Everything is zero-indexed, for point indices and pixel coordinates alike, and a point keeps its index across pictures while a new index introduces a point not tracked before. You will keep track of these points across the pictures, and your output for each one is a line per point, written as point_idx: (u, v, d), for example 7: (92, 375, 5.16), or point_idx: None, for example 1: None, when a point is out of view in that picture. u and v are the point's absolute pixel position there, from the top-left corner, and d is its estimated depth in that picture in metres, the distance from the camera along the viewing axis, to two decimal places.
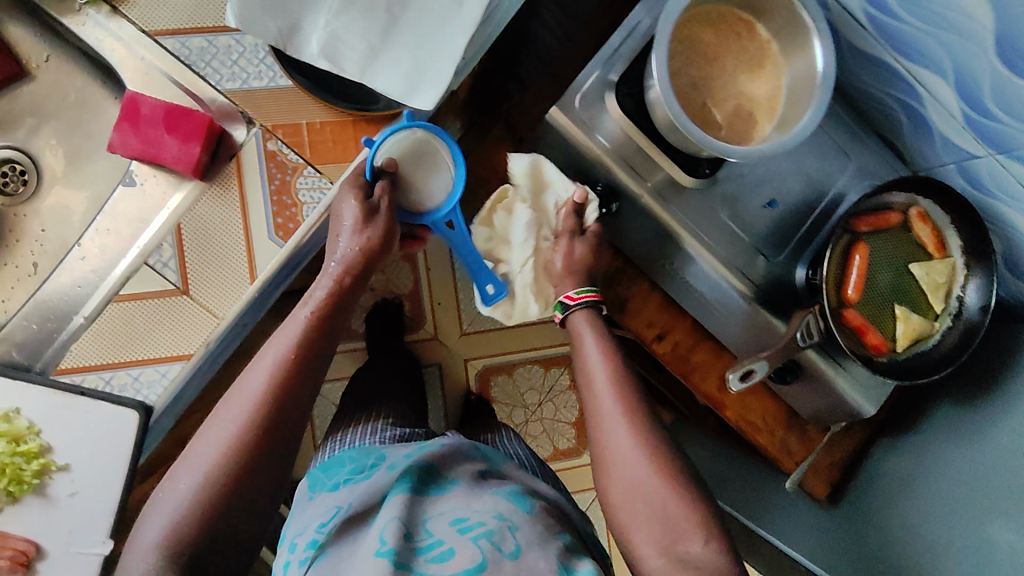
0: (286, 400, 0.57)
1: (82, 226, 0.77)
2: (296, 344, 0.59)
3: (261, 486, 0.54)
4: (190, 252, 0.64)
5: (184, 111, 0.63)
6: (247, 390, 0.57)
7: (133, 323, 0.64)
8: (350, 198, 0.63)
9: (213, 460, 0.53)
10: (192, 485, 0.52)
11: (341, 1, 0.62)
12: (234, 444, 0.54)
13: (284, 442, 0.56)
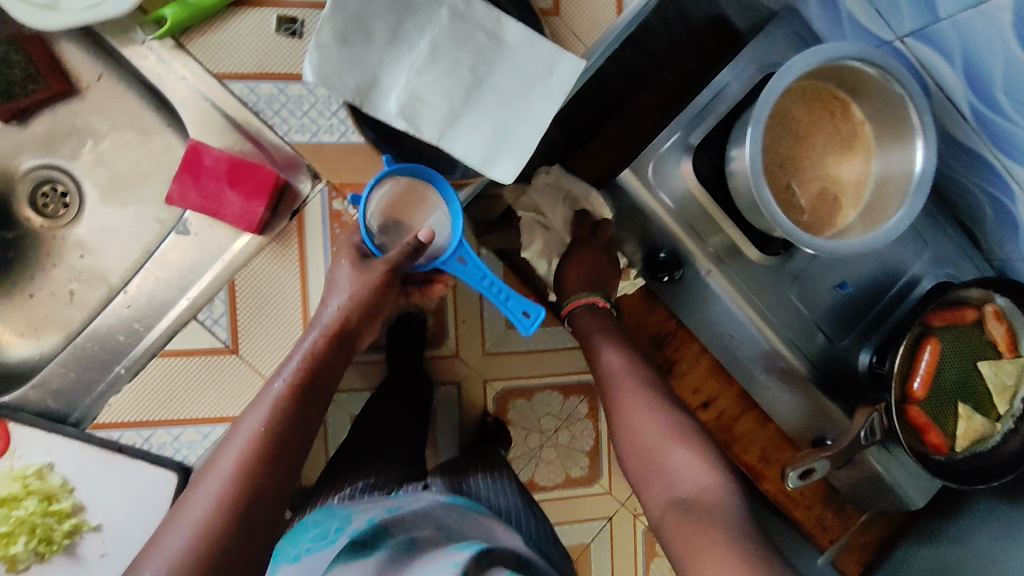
0: (253, 483, 0.51)
1: (122, 255, 0.74)
2: (289, 394, 0.55)
3: (252, 551, 0.49)
4: (243, 309, 0.61)
5: (250, 165, 0.61)
6: (237, 445, 0.53)
7: (177, 381, 0.61)
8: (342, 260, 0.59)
9: (169, 556, 0.48)
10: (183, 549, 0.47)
11: (425, 59, 0.59)
12: (193, 540, 0.48)
13: (249, 530, 0.50)
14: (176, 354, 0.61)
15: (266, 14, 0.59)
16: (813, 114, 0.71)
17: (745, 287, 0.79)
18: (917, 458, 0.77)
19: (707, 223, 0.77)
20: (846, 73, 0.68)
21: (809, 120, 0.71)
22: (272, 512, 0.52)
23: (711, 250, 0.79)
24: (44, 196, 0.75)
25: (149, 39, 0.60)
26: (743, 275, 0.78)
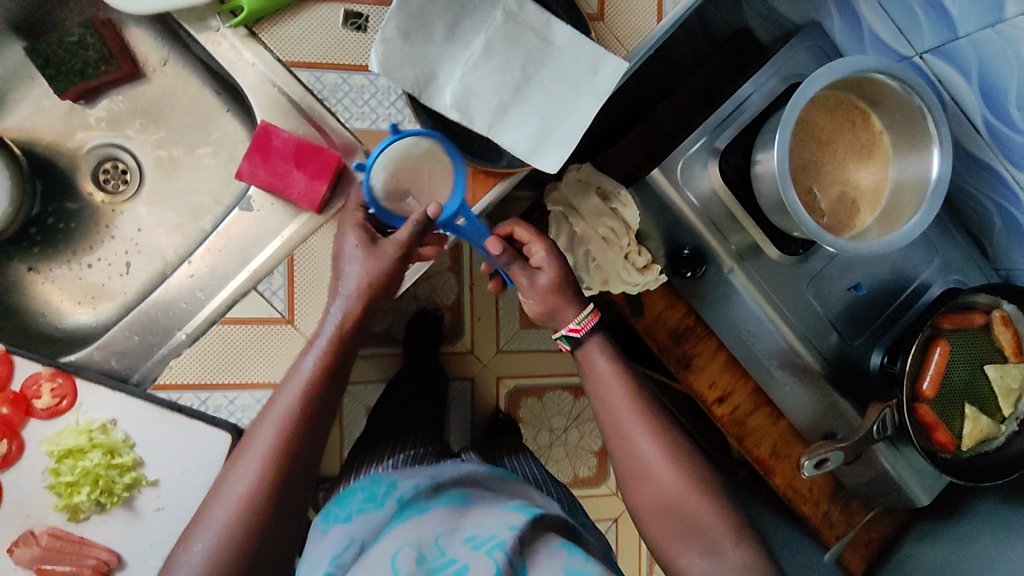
0: (294, 450, 0.56)
1: (175, 230, 0.79)
2: (315, 372, 0.59)
3: (289, 518, 0.55)
4: (300, 282, 0.65)
5: (316, 148, 0.65)
6: (268, 426, 0.56)
7: (234, 347, 0.65)
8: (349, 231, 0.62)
9: (226, 520, 0.53)
10: (226, 527, 0.53)
11: (479, 56, 0.64)
12: (246, 506, 0.54)
13: (294, 494, 0.56)
14: (233, 322, 0.64)
15: (335, 9, 0.64)
16: (835, 122, 0.76)
17: (765, 285, 0.83)
18: (926, 454, 0.80)
19: (729, 222, 0.82)
20: (867, 84, 0.73)
21: (832, 128, 0.76)
22: (302, 486, 0.56)
23: (733, 247, 0.83)
24: (105, 172, 0.80)
25: (224, 27, 0.65)
26: (763, 274, 0.83)
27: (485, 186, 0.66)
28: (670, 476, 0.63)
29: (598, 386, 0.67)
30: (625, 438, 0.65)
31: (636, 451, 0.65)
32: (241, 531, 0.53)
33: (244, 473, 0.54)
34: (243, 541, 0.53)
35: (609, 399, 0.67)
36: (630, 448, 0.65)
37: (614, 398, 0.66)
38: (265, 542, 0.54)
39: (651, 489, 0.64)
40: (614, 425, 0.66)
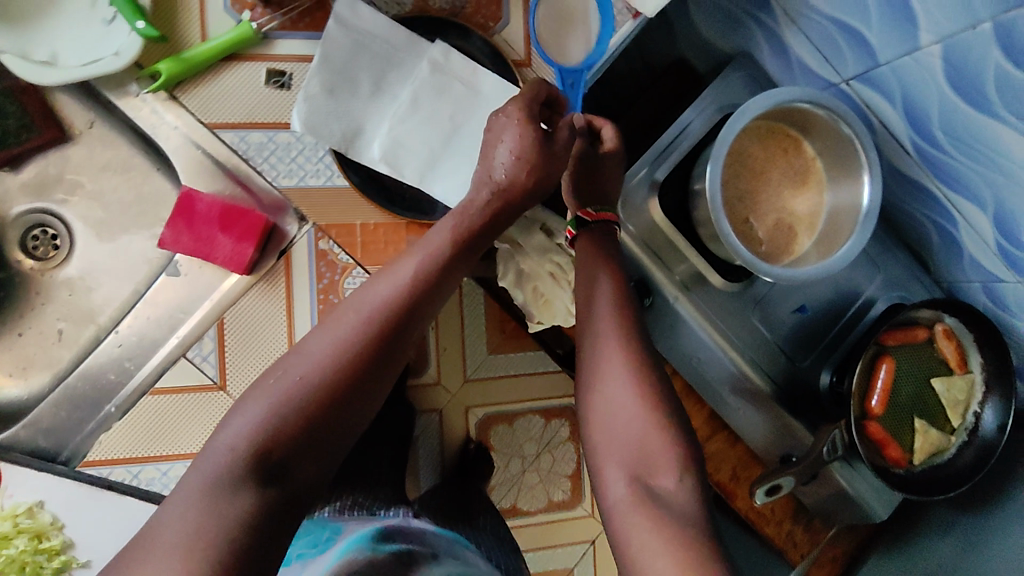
0: (376, 354, 0.53)
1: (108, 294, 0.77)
2: (402, 293, 0.55)
3: (336, 433, 0.52)
4: (229, 346, 0.66)
5: (241, 210, 0.66)
6: (345, 321, 0.53)
7: (167, 417, 0.66)
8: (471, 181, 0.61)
9: (286, 395, 0.50)
10: (276, 400, 0.50)
11: (405, 108, 0.63)
12: (316, 387, 0.50)
13: (360, 393, 0.52)
14: (163, 391, 0.65)
15: (256, 68, 0.63)
16: (767, 151, 0.77)
17: (710, 313, 0.83)
18: (876, 471, 0.80)
19: (673, 252, 0.82)
20: (796, 113, 0.74)
21: (765, 157, 0.77)
22: (363, 404, 0.53)
23: (677, 276, 0.83)
24: (34, 239, 0.78)
25: (144, 92, 0.65)
26: (708, 302, 0.83)
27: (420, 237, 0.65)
28: (636, 428, 0.62)
29: (592, 317, 0.67)
30: (603, 353, 0.65)
31: (612, 392, 0.63)
32: (294, 418, 0.50)
33: (310, 356, 0.51)
34: (286, 431, 0.49)
35: (601, 332, 0.66)
36: (602, 377, 0.64)
37: (604, 331, 0.66)
38: (313, 439, 0.50)
39: (613, 416, 0.63)
40: (599, 357, 0.65)
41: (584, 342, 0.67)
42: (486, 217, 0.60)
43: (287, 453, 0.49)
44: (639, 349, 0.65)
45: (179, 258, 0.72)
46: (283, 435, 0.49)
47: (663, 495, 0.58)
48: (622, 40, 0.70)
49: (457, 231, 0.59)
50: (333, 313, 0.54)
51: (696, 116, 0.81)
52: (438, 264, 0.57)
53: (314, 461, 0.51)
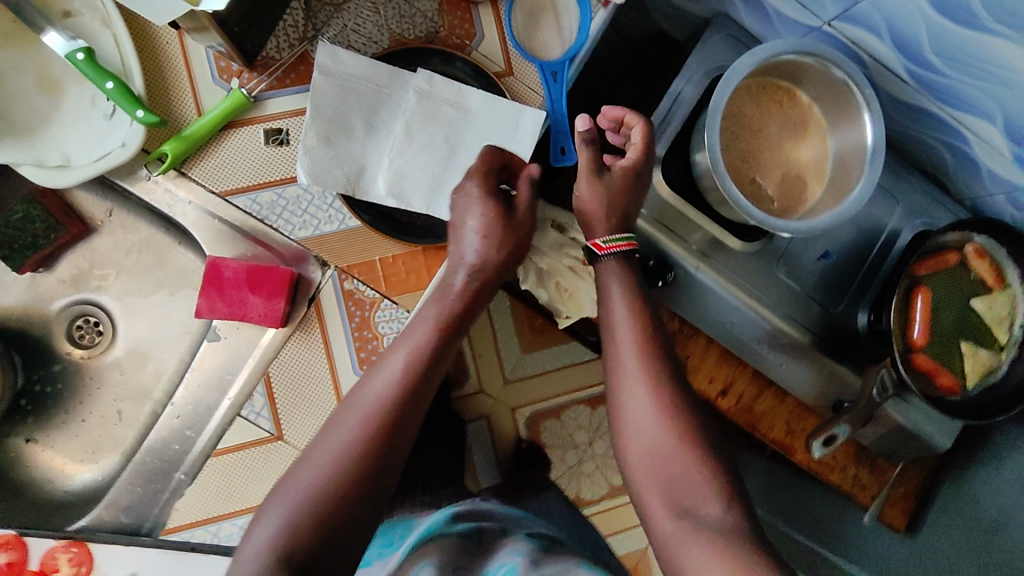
0: (381, 454, 0.56)
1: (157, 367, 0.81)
2: (398, 385, 0.59)
3: (356, 527, 0.54)
4: (279, 399, 0.68)
5: (266, 268, 0.68)
6: (345, 427, 0.57)
7: (234, 473, 0.69)
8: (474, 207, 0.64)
9: (303, 506, 0.53)
10: (289, 508, 0.53)
11: (401, 140, 0.66)
12: (327, 495, 0.53)
13: (373, 491, 0.56)
14: (226, 451, 0.69)
15: (254, 129, 0.68)
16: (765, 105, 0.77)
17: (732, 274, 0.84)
18: (932, 402, 0.80)
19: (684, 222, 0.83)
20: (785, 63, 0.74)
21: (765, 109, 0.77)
22: (366, 502, 0.55)
23: (695, 246, 0.83)
24: (79, 328, 0.83)
25: (155, 174, 0.69)
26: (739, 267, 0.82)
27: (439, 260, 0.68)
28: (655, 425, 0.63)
29: (609, 322, 0.68)
30: (625, 380, 0.66)
31: (629, 404, 0.65)
32: (307, 521, 0.52)
33: (318, 462, 0.55)
34: (299, 534, 0.52)
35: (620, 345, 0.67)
36: (626, 393, 0.65)
37: (623, 337, 0.67)
38: (328, 537, 0.52)
39: (638, 438, 0.64)
40: (618, 365, 0.67)
41: (610, 372, 0.68)
42: (464, 302, 0.64)
43: (314, 558, 0.51)
44: (660, 361, 0.66)
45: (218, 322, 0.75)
46: (296, 541, 0.51)
47: (706, 521, 0.58)
48: (595, 32, 0.70)
49: (438, 321, 0.62)
50: (335, 419, 0.58)
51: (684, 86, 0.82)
52: (431, 350, 0.61)
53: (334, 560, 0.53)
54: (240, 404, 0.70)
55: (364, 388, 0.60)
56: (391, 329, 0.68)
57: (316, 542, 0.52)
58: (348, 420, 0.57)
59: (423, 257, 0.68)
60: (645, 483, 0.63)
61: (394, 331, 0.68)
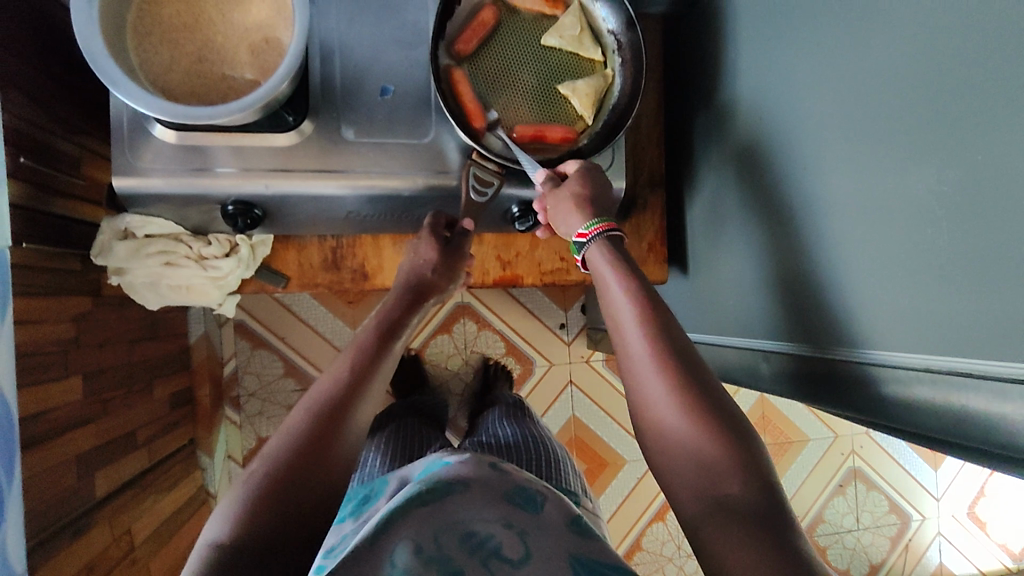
0: (355, 404, 0.57)
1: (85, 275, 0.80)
2: (353, 372, 0.59)
3: (316, 482, 0.50)
4: (217, 276, 0.71)
5: (180, 159, 0.62)
6: (299, 417, 0.54)
7: (161, 300, 0.72)
8: (428, 225, 0.69)
9: (280, 441, 0.52)
10: (262, 463, 0.50)
11: (351, 39, 0.64)
12: (312, 423, 0.53)
13: (343, 438, 0.54)
14: (162, 301, 0.72)
15: None
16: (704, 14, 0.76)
17: (684, 195, 0.83)
18: None
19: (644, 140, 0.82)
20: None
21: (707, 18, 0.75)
22: (331, 471, 0.51)
23: (651, 166, 0.82)
24: None
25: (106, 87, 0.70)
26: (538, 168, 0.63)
27: (366, 160, 0.65)
28: (666, 379, 0.53)
29: (607, 306, 0.59)
30: (636, 377, 0.55)
31: (645, 383, 0.54)
32: (288, 455, 0.50)
33: (307, 409, 0.55)
34: (270, 489, 0.48)
35: (609, 292, 0.59)
36: (644, 396, 0.54)
37: (638, 359, 0.55)
38: (307, 465, 0.50)
39: (686, 477, 0.50)
40: (623, 352, 0.57)
41: (627, 374, 0.56)
42: (504, 264, 0.78)
43: (300, 477, 0.49)
44: (668, 339, 0.55)
45: (129, 217, 0.65)
46: (257, 509, 0.47)
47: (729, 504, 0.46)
48: None
49: (379, 323, 0.65)
50: (285, 420, 0.55)
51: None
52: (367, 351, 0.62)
53: (288, 535, 0.47)
54: (174, 272, 0.70)
55: (347, 351, 0.62)
56: (348, 209, 0.68)
57: (284, 489, 0.48)
58: (295, 416, 0.54)
59: (342, 154, 0.64)
60: (677, 459, 0.51)
61: (349, 210, 0.68)
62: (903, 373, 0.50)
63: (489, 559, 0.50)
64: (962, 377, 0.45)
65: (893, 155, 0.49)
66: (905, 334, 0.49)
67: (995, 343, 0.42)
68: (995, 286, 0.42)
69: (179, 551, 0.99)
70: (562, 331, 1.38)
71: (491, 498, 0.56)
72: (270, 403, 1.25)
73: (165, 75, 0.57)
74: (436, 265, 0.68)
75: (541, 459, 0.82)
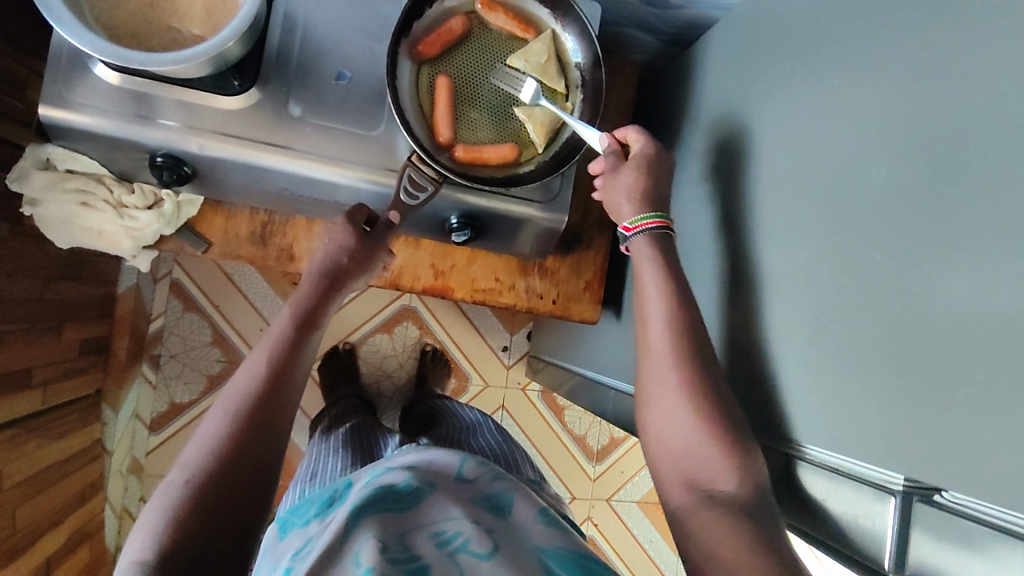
0: (275, 400, 0.54)
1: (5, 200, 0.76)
2: (271, 368, 0.56)
3: (242, 492, 0.48)
4: (134, 227, 0.69)
5: (115, 99, 0.60)
6: (216, 420, 0.51)
7: (75, 240, 0.69)
8: (343, 226, 0.64)
9: (199, 455, 0.49)
10: (185, 477, 0.47)
11: (318, 17, 0.64)
12: (233, 432, 0.50)
13: (264, 441, 0.51)
14: (74, 242, 0.69)
15: None
16: (682, 69, 0.77)
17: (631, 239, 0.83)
18: None
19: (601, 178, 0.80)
20: (698, 27, 0.75)
21: (684, 73, 0.76)
22: (253, 476, 0.49)
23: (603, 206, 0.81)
24: None
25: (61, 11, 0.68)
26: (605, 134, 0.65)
27: (307, 141, 0.63)
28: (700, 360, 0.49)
29: (643, 299, 0.58)
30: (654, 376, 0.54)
31: (657, 381, 0.54)
32: (210, 469, 0.47)
33: (227, 417, 0.51)
34: (193, 511, 0.45)
35: (646, 303, 0.58)
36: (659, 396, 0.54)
37: (661, 350, 0.55)
38: (229, 478, 0.48)
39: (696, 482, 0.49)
40: (650, 344, 0.56)
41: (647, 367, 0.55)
42: (436, 276, 0.77)
43: (223, 494, 0.47)
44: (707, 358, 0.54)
45: (52, 148, 0.63)
46: (182, 522, 0.44)
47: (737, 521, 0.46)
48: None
49: (296, 310, 0.62)
50: (203, 423, 0.52)
51: (616, 41, 0.82)
52: (287, 341, 0.59)
53: (223, 550, 0.45)
54: (89, 214, 0.67)
55: (268, 341, 0.59)
56: (289, 189, 0.67)
57: (205, 504, 0.46)
58: (212, 419, 0.51)
59: (281, 132, 0.63)
60: (685, 462, 0.51)
61: (290, 192, 0.67)
62: (797, 461, 0.50)
63: (455, 553, 0.50)
64: (825, 470, 0.47)
65: (815, 237, 0.49)
66: (802, 418, 0.49)
67: (873, 443, 0.42)
68: (875, 382, 0.42)
69: (53, 503, 0.94)
70: (504, 353, 1.36)
71: (459, 502, 0.56)
72: (189, 368, 1.22)
73: (112, 11, 0.55)
74: (353, 252, 0.64)
75: (506, 458, 0.86)
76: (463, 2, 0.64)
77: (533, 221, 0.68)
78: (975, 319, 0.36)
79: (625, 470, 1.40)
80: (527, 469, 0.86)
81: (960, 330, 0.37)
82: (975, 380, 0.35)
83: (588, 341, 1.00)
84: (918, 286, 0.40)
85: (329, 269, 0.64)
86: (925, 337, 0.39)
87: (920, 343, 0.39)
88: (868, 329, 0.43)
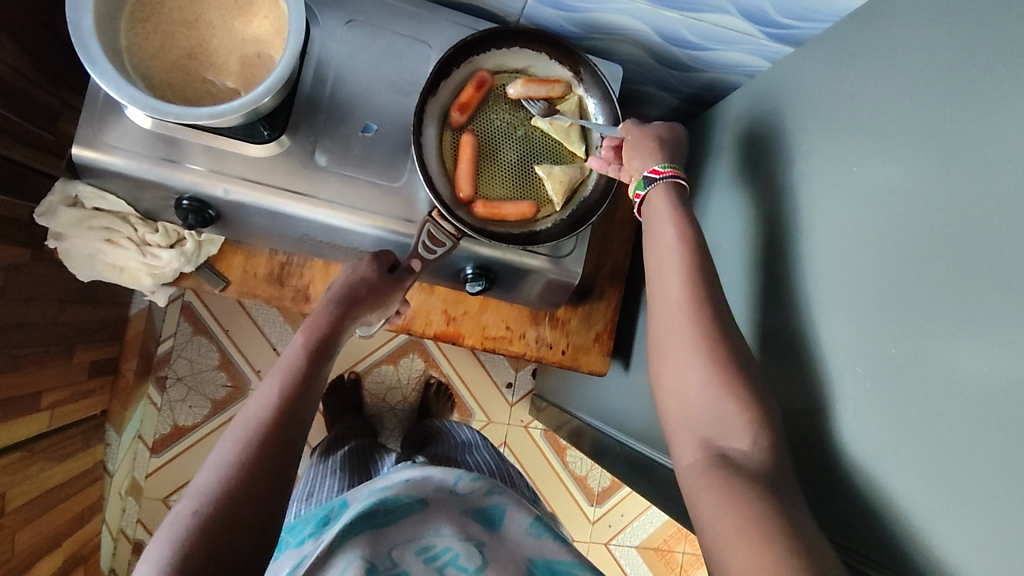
0: (287, 432, 0.52)
1: (30, 228, 0.78)
2: (284, 399, 0.53)
3: (250, 525, 0.46)
4: (156, 263, 0.70)
5: (146, 142, 0.61)
6: (226, 450, 0.49)
7: (96, 273, 0.70)
8: (365, 264, 0.64)
9: (208, 482, 0.47)
10: (192, 505, 0.45)
11: (349, 69, 0.65)
12: (244, 462, 0.48)
13: (276, 473, 0.49)
14: (94, 277, 0.70)
15: None
16: (702, 128, 0.79)
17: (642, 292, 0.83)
18: None
19: (616, 231, 0.81)
20: (717, 88, 0.77)
21: (704, 133, 0.78)
22: (264, 509, 0.47)
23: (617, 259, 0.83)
24: None
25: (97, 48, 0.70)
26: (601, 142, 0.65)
27: (329, 188, 0.64)
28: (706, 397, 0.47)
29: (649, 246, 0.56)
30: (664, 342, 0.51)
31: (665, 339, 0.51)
32: (220, 499, 0.46)
33: (239, 446, 0.49)
34: (199, 541, 0.43)
35: (661, 268, 0.54)
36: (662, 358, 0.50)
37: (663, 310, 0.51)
38: (238, 510, 0.46)
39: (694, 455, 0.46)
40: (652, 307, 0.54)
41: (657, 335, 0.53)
42: (447, 321, 0.78)
43: (230, 527, 0.45)
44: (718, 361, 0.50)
45: (81, 186, 0.64)
46: (188, 552, 0.42)
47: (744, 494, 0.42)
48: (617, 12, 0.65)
49: (309, 338, 0.60)
50: (212, 451, 0.50)
51: (636, 97, 0.84)
52: (299, 372, 0.56)
53: None
54: (112, 250, 0.69)
55: (279, 368, 0.57)
56: (309, 228, 0.67)
57: (212, 537, 0.44)
58: (222, 450, 0.49)
59: (304, 178, 0.64)
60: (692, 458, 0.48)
61: (308, 232, 0.67)
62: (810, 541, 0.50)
63: (444, 569, 0.52)
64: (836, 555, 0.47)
65: (832, 316, 0.50)
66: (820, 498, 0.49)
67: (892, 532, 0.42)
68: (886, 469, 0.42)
69: (52, 526, 0.93)
70: (509, 389, 1.36)
71: (452, 518, 0.57)
72: (195, 392, 1.22)
73: (150, 61, 0.56)
74: (371, 286, 0.64)
75: (503, 474, 0.88)
76: (488, 64, 0.66)
77: (543, 277, 0.69)
78: (989, 422, 0.36)
79: (627, 513, 1.39)
80: (524, 486, 0.87)
81: (974, 431, 0.37)
82: (991, 481, 0.36)
83: (593, 388, 1.00)
84: (937, 380, 0.40)
85: (345, 297, 0.63)
86: (944, 434, 0.39)
87: (939, 440, 0.39)
88: (886, 416, 0.43)
